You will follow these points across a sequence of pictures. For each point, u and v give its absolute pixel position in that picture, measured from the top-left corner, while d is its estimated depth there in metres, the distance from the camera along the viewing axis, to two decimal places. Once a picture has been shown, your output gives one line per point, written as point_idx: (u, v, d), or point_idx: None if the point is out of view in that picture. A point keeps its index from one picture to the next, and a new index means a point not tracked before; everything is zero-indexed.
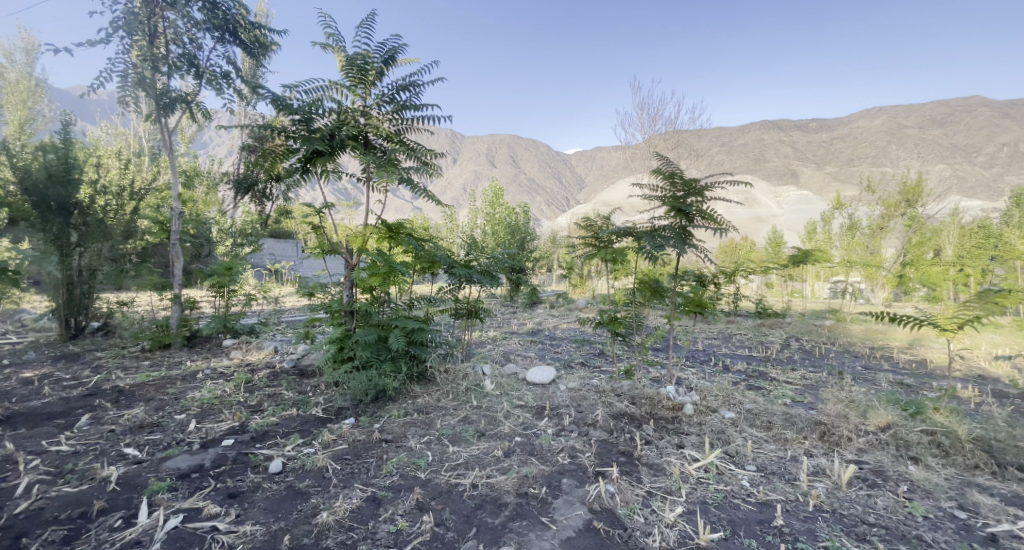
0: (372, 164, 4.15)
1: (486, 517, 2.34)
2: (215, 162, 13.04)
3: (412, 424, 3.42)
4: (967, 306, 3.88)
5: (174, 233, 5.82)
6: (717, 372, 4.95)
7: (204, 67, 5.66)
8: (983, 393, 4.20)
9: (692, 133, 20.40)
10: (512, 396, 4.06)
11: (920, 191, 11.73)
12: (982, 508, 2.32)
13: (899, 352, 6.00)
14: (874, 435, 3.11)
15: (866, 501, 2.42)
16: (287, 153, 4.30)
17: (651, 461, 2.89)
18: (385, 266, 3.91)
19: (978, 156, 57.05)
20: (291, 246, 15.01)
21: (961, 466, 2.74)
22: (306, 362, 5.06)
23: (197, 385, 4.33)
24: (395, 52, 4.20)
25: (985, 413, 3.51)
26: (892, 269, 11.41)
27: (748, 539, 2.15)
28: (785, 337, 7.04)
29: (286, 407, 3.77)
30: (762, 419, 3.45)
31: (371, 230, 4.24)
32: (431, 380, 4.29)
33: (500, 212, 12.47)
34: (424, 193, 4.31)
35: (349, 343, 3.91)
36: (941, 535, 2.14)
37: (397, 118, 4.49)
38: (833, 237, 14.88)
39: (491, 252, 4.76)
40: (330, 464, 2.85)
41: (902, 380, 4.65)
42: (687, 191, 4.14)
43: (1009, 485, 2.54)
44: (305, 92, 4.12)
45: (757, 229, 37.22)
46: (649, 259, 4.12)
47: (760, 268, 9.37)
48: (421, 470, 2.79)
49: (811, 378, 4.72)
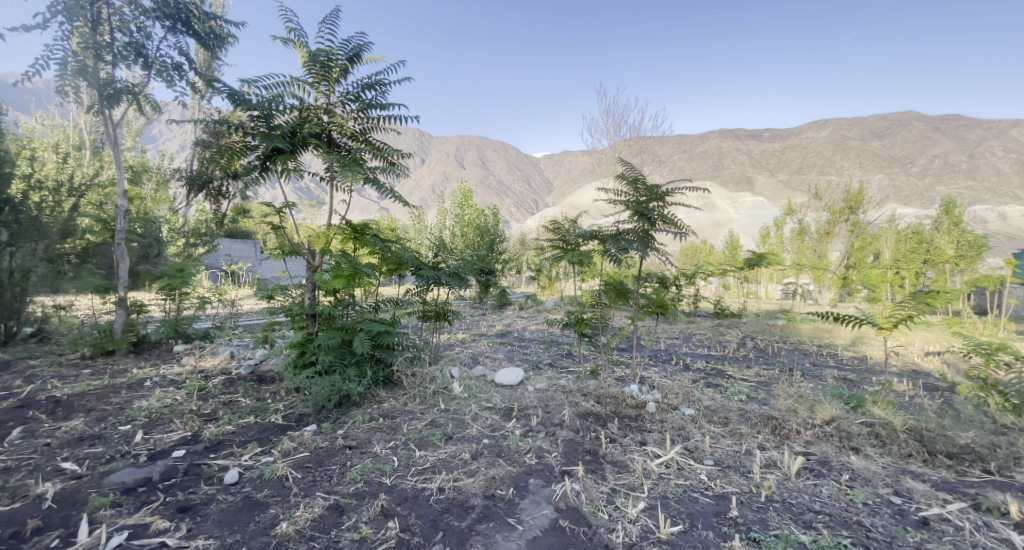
0: (337, 163, 4.05)
1: (453, 521, 2.33)
2: (167, 157, 12.31)
3: (378, 429, 3.36)
4: (903, 306, 4.19)
5: (119, 232, 5.46)
6: (677, 371, 5.15)
7: (154, 57, 5.36)
8: (917, 387, 4.55)
9: (655, 140, 21.10)
10: (481, 399, 4.05)
11: (861, 199, 12.54)
12: (915, 494, 2.52)
13: (843, 349, 6.43)
14: (821, 427, 3.31)
15: (813, 490, 2.57)
16: (245, 149, 4.13)
17: (615, 458, 2.97)
18: (349, 267, 3.84)
19: (913, 167, 61.76)
20: (249, 246, 14.42)
21: (896, 455, 2.96)
22: (265, 367, 4.86)
23: (144, 394, 4.07)
24: (361, 49, 4.12)
25: (917, 405, 3.81)
26: (837, 272, 12.20)
27: (705, 531, 2.24)
28: (741, 336, 7.39)
29: (244, 415, 3.62)
30: (719, 415, 3.61)
31: (334, 231, 4.14)
32: (397, 384, 4.22)
33: (469, 213, 12.43)
34: (390, 193, 4.25)
35: (311, 347, 3.81)
36: (879, 520, 2.30)
37: (362, 117, 4.38)
38: (785, 241, 15.75)
39: (460, 254, 4.75)
40: (291, 472, 2.75)
41: (846, 376, 4.97)
42: (650, 196, 4.28)
43: (939, 472, 2.77)
44: (264, 88, 3.98)
45: (716, 233, 38.94)
46: (613, 262, 4.24)
47: (719, 271, 9.81)
48: (387, 475, 2.74)
49: (764, 375, 4.98)
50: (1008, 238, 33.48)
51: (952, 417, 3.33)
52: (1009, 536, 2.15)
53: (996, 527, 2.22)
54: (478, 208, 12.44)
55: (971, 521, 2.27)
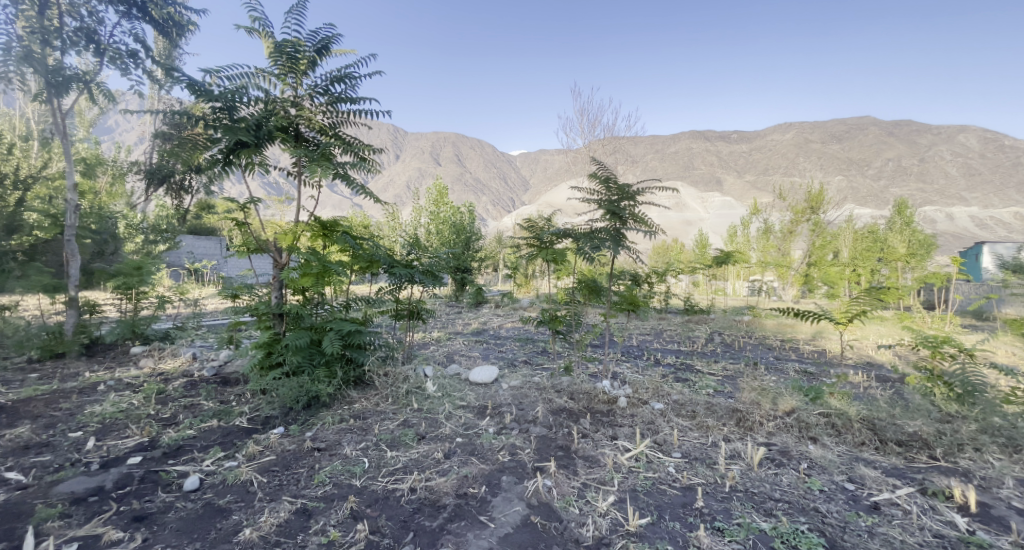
0: (304, 158, 3.94)
1: (424, 521, 2.31)
2: (123, 150, 11.69)
3: (348, 431, 3.29)
4: (858, 301, 4.41)
5: (69, 228, 5.15)
6: (648, 366, 5.27)
7: (107, 44, 5.07)
8: (870, 378, 4.81)
9: (629, 140, 21.47)
10: (454, 397, 4.02)
11: (822, 200, 13.12)
12: (867, 480, 2.66)
13: (804, 344, 6.72)
14: (782, 418, 3.45)
15: (774, 479, 2.68)
16: (207, 142, 3.96)
17: (587, 453, 3.01)
18: (318, 265, 3.74)
19: (870, 169, 64.99)
20: (214, 243, 13.89)
21: (851, 443, 3.12)
22: (230, 369, 4.68)
23: (98, 398, 3.86)
24: (329, 41, 4.01)
25: (870, 396, 4.02)
26: (799, 269, 12.74)
27: (672, 522, 2.30)
28: (709, 332, 7.63)
29: (206, 418, 3.48)
30: (687, 409, 3.71)
31: (302, 227, 4.02)
32: (369, 384, 4.14)
33: (444, 211, 12.31)
34: (361, 189, 4.17)
35: (278, 348, 3.70)
36: (834, 506, 2.42)
37: (331, 111, 4.27)
38: (752, 240, 16.33)
39: (433, 252, 4.70)
40: (256, 477, 2.67)
41: (806, 368, 5.21)
42: (622, 195, 4.35)
43: (889, 458, 2.93)
44: (227, 79, 3.83)
45: (687, 231, 40.00)
46: (586, 260, 4.29)
47: (689, 268, 10.07)
48: (357, 477, 2.69)
49: (730, 369, 5.16)
50: (953, 238, 35.74)
51: (901, 406, 3.52)
52: (952, 518, 2.29)
53: (940, 510, 2.36)
54: (453, 205, 12.36)
55: (918, 504, 2.41)
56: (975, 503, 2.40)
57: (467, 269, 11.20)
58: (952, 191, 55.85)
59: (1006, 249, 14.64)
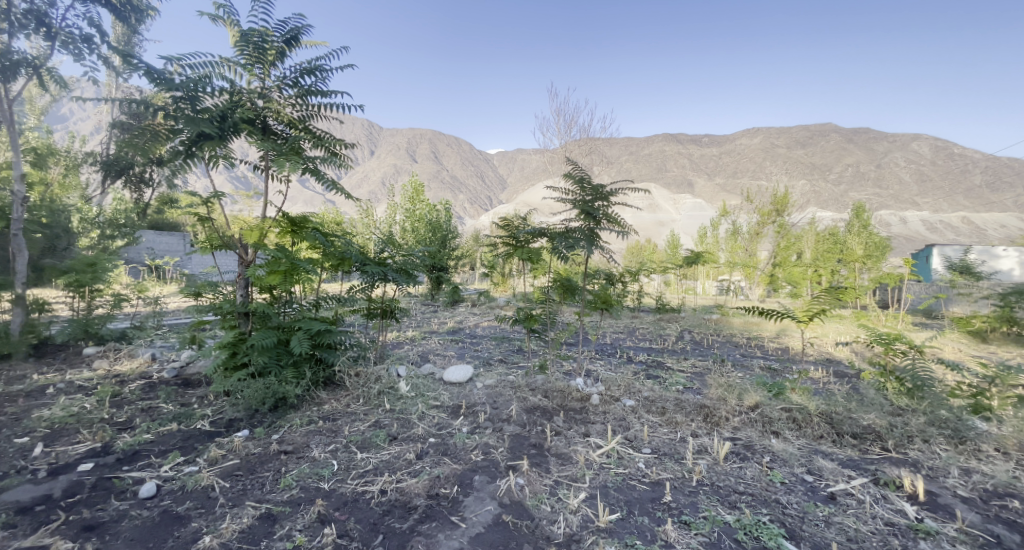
0: (272, 151, 3.81)
1: (394, 523, 2.28)
2: (78, 140, 11.05)
3: (317, 432, 3.22)
4: (819, 300, 4.61)
5: (16, 221, 4.82)
6: (621, 363, 5.36)
7: (59, 27, 4.77)
8: (829, 374, 5.05)
9: (604, 141, 21.78)
10: (428, 397, 3.97)
11: (786, 203, 13.64)
12: (825, 471, 2.78)
13: (769, 341, 6.99)
14: (747, 413, 3.56)
15: (739, 473, 2.76)
16: (168, 133, 3.79)
17: (560, 451, 3.03)
18: (286, 263, 3.63)
19: (832, 174, 68.05)
20: (176, 239, 13.28)
21: (810, 437, 3.25)
22: (192, 370, 4.49)
23: (46, 402, 3.63)
24: (299, 32, 3.89)
25: (828, 391, 4.20)
26: (765, 269, 13.23)
27: (641, 517, 2.35)
28: (680, 330, 7.83)
29: (165, 422, 3.32)
30: (657, 406, 3.79)
31: (270, 224, 3.90)
32: (340, 385, 4.05)
33: (420, 208, 12.14)
34: (331, 185, 4.07)
35: (243, 348, 3.57)
36: (794, 497, 2.52)
37: (300, 104, 4.14)
38: (721, 241, 16.87)
39: (407, 249, 4.63)
40: (218, 482, 2.57)
41: (770, 365, 5.41)
42: (595, 195, 4.41)
43: (845, 450, 3.07)
44: (190, 67, 3.67)
45: (660, 232, 40.93)
46: (561, 259, 4.31)
47: (661, 268, 10.31)
48: (325, 480, 2.63)
49: (699, 365, 5.31)
50: (906, 240, 37.87)
51: (857, 400, 3.70)
52: (901, 507, 2.42)
53: (891, 499, 2.49)
54: (429, 203, 12.23)
55: (871, 494, 2.54)
56: (922, 492, 2.54)
57: (442, 267, 11.10)
58: (905, 196, 59.13)
59: (952, 252, 15.61)
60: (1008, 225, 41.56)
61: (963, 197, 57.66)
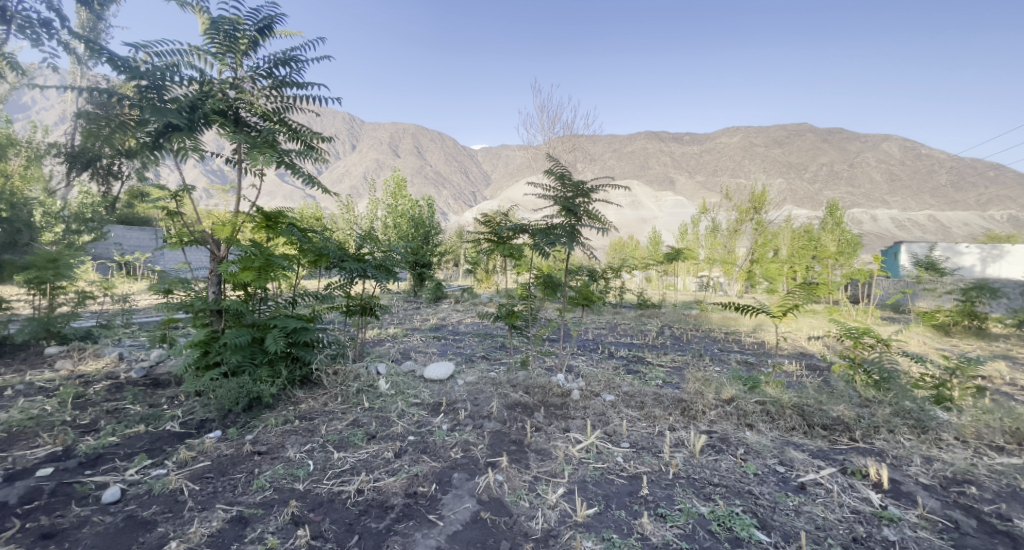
0: (245, 144, 3.70)
1: (371, 522, 2.25)
2: (39, 130, 10.53)
3: (292, 432, 3.15)
4: (793, 296, 4.71)
5: None
6: (602, 359, 5.42)
7: (14, 11, 4.51)
8: (802, 367, 5.19)
9: (588, 138, 21.88)
10: (408, 395, 3.91)
11: (763, 201, 13.98)
12: (796, 462, 2.85)
13: (746, 335, 7.16)
14: (723, 406, 3.62)
15: (714, 465, 2.82)
16: (134, 124, 3.64)
17: (539, 446, 3.04)
18: (260, 259, 3.53)
19: (807, 173, 69.88)
20: (147, 234, 12.92)
21: (782, 428, 3.33)
22: (162, 370, 4.34)
23: (3, 405, 3.46)
24: (272, 21, 3.78)
25: (801, 384, 4.32)
26: (743, 265, 13.53)
27: (619, 511, 2.37)
28: (660, 325, 7.95)
29: (132, 424, 3.21)
30: (636, 400, 3.84)
31: (243, 219, 3.75)
32: (317, 383, 3.98)
33: (402, 204, 11.97)
34: (307, 180, 3.98)
35: (215, 347, 3.46)
36: (766, 488, 2.58)
37: (275, 95, 4.02)
38: (700, 238, 17.19)
39: (387, 245, 4.56)
40: (187, 485, 2.49)
41: (747, 359, 5.54)
42: (576, 192, 4.42)
43: (815, 441, 3.16)
44: (157, 55, 3.52)
45: (641, 229, 41.46)
46: (542, 256, 4.30)
47: (642, 264, 10.43)
48: (300, 480, 2.57)
49: (677, 360, 5.41)
50: (875, 237, 39.30)
51: (827, 392, 3.82)
52: (867, 495, 2.50)
53: (858, 488, 2.57)
54: (412, 198, 12.09)
55: (839, 483, 2.61)
56: (887, 480, 2.63)
57: (425, 264, 11.01)
58: (875, 195, 61.24)
59: (918, 248, 16.25)
60: (970, 223, 43.48)
61: (929, 196, 60.01)
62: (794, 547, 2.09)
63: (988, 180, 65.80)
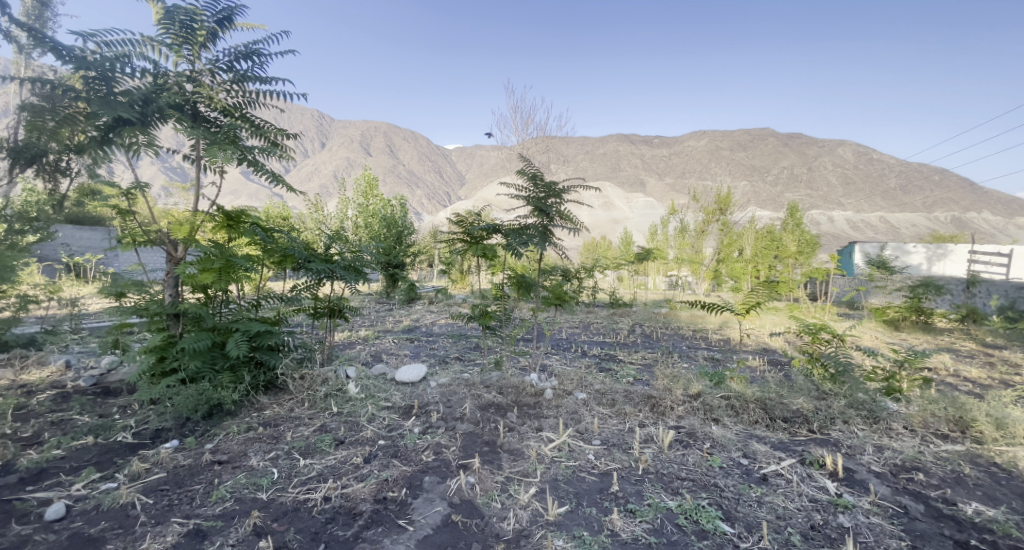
0: (204, 140, 3.54)
1: (337, 530, 2.19)
2: None
3: (256, 440, 3.03)
4: (756, 293, 4.89)
5: None
6: (576, 357, 5.47)
7: None
8: (765, 362, 5.40)
9: (561, 140, 22.12)
10: (379, 398, 3.83)
11: (728, 203, 14.50)
12: (759, 454, 2.95)
13: (713, 332, 7.39)
14: (690, 402, 3.72)
15: (681, 459, 2.88)
16: (82, 118, 3.41)
17: (512, 447, 3.04)
18: (220, 260, 3.39)
19: (770, 176, 72.78)
20: (99, 234, 12.37)
21: (746, 422, 3.45)
22: (115, 377, 4.10)
23: None
24: (232, 13, 3.63)
25: (764, 378, 4.49)
26: (710, 265, 13.98)
27: (590, 508, 2.39)
28: (631, 323, 8.11)
29: (79, 435, 3.01)
30: (607, 398, 3.90)
31: (202, 218, 3.58)
32: (283, 388, 3.85)
33: (373, 203, 11.73)
34: (271, 177, 3.84)
35: (171, 353, 3.30)
36: (731, 480, 2.66)
37: (236, 90, 3.87)
38: (670, 238, 17.64)
39: (356, 245, 4.45)
40: (139, 498, 2.35)
41: (713, 355, 5.72)
42: (548, 193, 4.45)
43: (776, 433, 3.29)
44: (106, 45, 3.32)
45: (614, 230, 42.17)
46: (515, 256, 4.31)
47: (615, 264, 10.60)
48: (263, 490, 2.48)
49: (647, 357, 5.53)
50: (833, 238, 41.29)
51: (788, 386, 3.98)
52: (824, 484, 2.62)
53: (816, 477, 2.69)
54: (384, 198, 11.89)
55: (798, 474, 2.73)
56: (842, 469, 2.76)
57: (398, 264, 10.85)
58: (833, 198, 64.45)
59: (870, 248, 17.20)
60: (918, 225, 46.33)
61: (880, 198, 63.69)
62: (756, 537, 2.16)
63: (933, 184, 70.27)
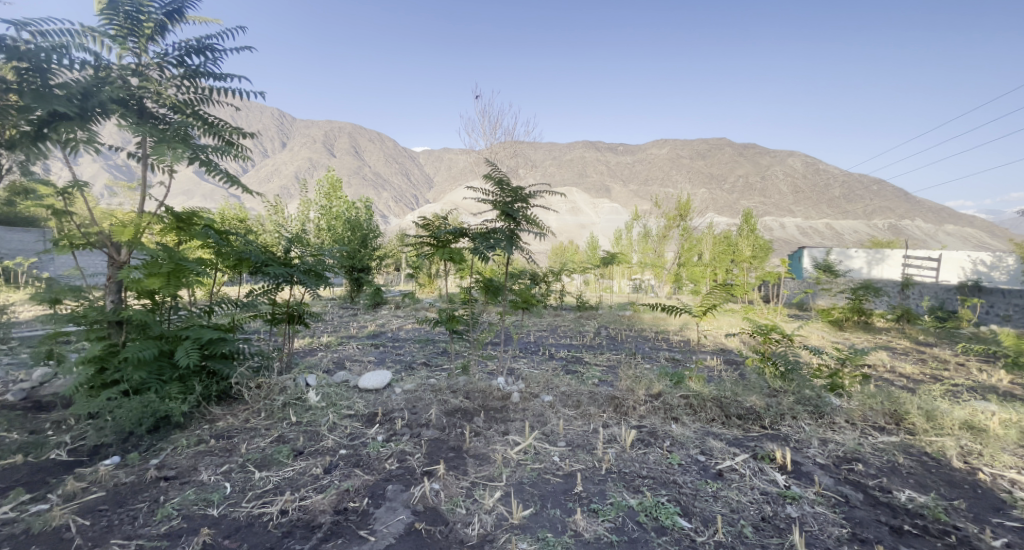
0: (151, 137, 3.34)
1: (294, 544, 2.11)
2: None
3: (207, 453, 2.88)
4: (713, 296, 5.09)
5: None
6: (543, 360, 5.53)
7: None
8: (721, 362, 5.63)
9: (529, 145, 22.32)
10: (341, 407, 3.72)
11: (688, 209, 15.05)
12: (715, 451, 3.08)
13: (674, 334, 7.64)
14: (652, 401, 3.82)
15: (643, 458, 2.97)
16: (11, 111, 3.15)
17: (478, 451, 3.03)
18: (168, 264, 3.20)
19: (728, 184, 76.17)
20: (32, 235, 11.43)
21: (704, 420, 3.58)
22: (48, 390, 3.79)
23: None
24: (183, 5, 3.47)
25: (721, 377, 4.69)
26: (671, 269, 14.45)
27: (554, 510, 2.42)
28: (597, 326, 8.26)
29: (5, 454, 2.76)
30: (572, 399, 3.96)
31: (148, 219, 3.38)
32: (238, 398, 3.68)
33: (337, 205, 11.38)
34: (225, 177, 3.67)
35: (113, 363, 3.09)
36: (689, 477, 2.76)
37: (188, 86, 3.69)
38: (634, 242, 18.13)
39: (317, 248, 4.32)
40: (74, 520, 2.18)
41: (674, 356, 5.91)
42: (514, 197, 4.47)
43: (731, 430, 3.44)
44: (40, 34, 3.08)
45: (580, 234, 42.86)
46: (481, 259, 4.29)
47: (581, 267, 10.77)
48: (214, 505, 2.36)
49: (612, 359, 5.66)
50: (785, 244, 43.63)
51: (743, 384, 4.16)
52: (774, 477, 2.76)
53: (767, 471, 2.83)
54: (348, 200, 11.58)
55: (751, 468, 2.86)
56: (791, 462, 2.91)
57: (362, 268, 10.58)
58: (785, 205, 68.09)
59: (817, 253, 18.29)
60: (860, 231, 49.66)
61: (827, 206, 67.88)
62: (712, 531, 2.25)
63: (873, 194, 75.62)
